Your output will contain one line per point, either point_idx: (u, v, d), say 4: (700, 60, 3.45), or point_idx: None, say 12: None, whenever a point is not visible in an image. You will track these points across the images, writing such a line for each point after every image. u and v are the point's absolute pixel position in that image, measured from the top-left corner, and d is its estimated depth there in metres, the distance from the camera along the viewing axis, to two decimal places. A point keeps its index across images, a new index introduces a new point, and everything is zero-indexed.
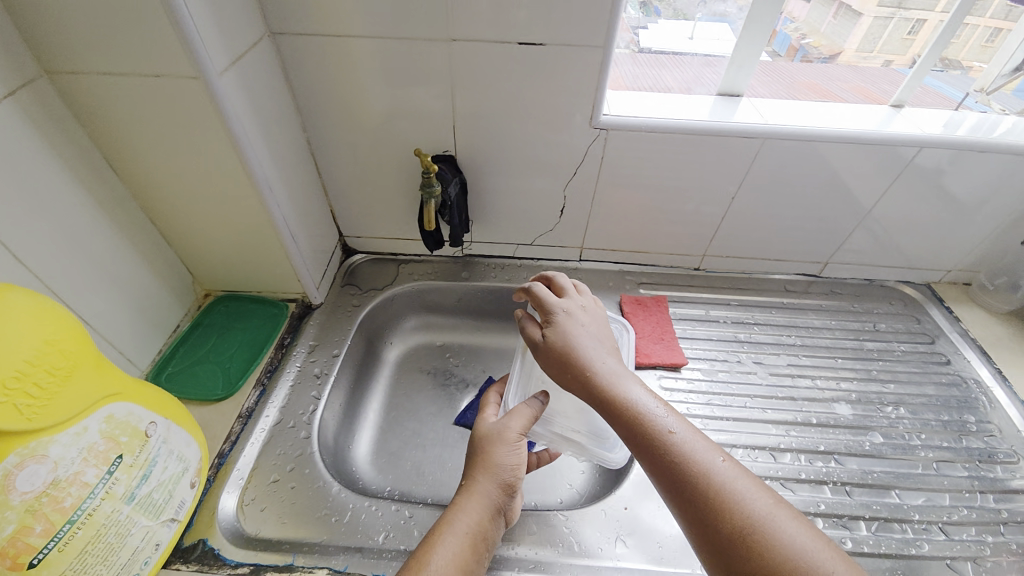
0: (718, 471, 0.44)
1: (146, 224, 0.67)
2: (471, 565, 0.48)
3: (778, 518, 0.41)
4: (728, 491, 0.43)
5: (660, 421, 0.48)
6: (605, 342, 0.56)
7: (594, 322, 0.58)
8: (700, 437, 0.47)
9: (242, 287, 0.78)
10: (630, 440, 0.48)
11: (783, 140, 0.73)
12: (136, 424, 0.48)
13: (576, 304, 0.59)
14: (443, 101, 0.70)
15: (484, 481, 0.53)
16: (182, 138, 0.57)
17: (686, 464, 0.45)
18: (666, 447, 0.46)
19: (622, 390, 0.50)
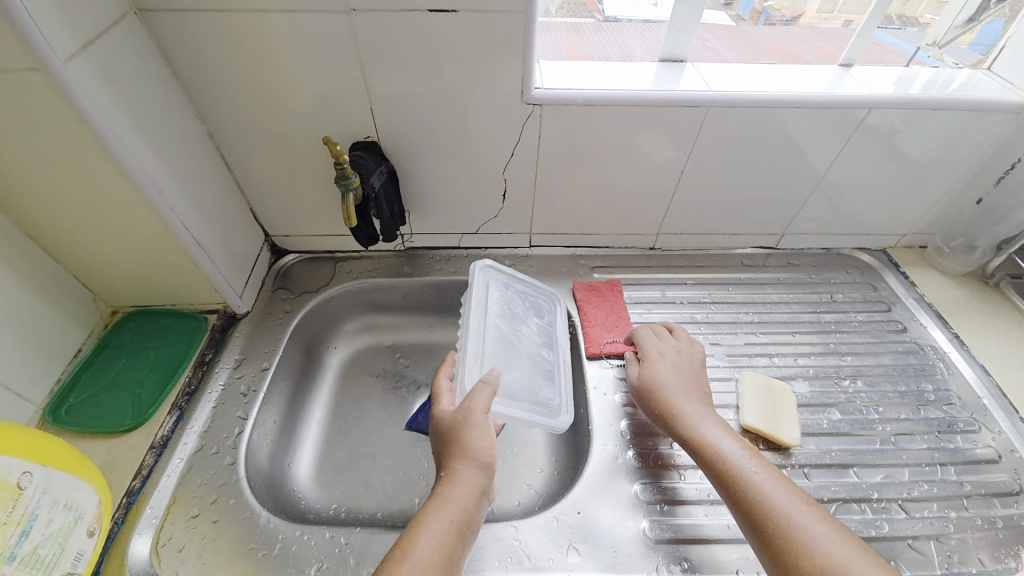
0: (801, 513, 0.47)
1: (22, 241, 0.59)
2: (456, 554, 0.47)
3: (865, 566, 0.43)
4: (814, 536, 0.46)
5: (746, 460, 0.52)
6: (700, 389, 0.62)
7: (687, 369, 0.64)
8: (787, 484, 0.50)
9: (154, 300, 0.71)
10: (712, 475, 0.53)
11: (729, 107, 0.68)
12: (4, 477, 0.43)
13: (673, 345, 0.67)
14: (354, 82, 0.63)
15: (464, 467, 0.51)
16: (38, 141, 0.49)
17: (768, 503, 0.49)
18: (748, 484, 0.50)
19: (710, 429, 0.56)
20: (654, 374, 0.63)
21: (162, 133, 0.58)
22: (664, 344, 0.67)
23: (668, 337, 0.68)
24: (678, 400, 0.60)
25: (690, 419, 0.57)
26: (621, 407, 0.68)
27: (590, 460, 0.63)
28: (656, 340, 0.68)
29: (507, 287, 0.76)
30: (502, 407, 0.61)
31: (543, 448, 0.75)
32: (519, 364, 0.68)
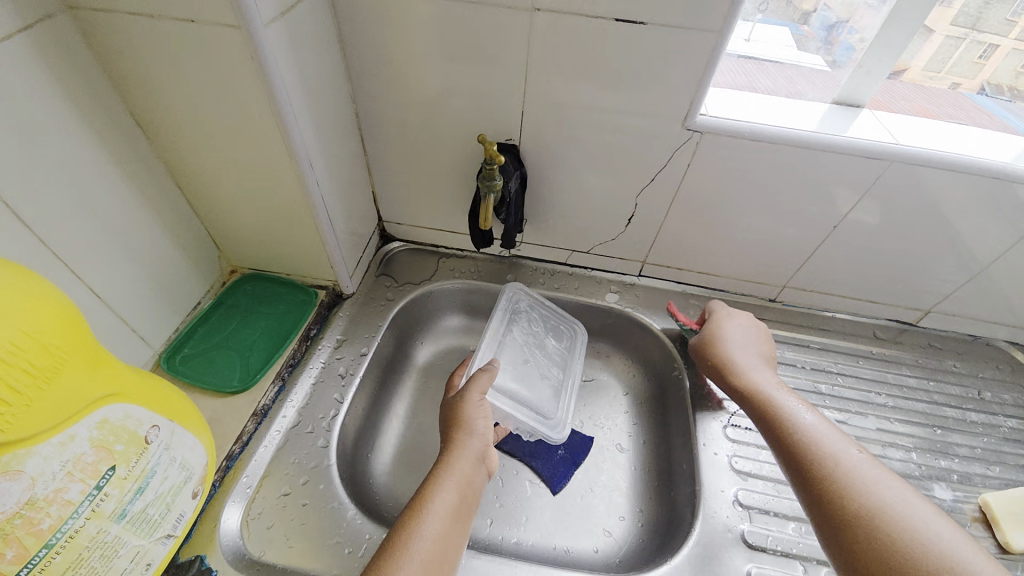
0: (834, 445, 0.51)
1: (173, 191, 0.61)
2: (466, 506, 0.55)
3: (895, 489, 0.46)
4: (847, 463, 0.49)
5: (789, 405, 0.58)
6: (760, 354, 0.68)
7: (751, 337, 0.69)
8: (827, 424, 0.55)
9: (271, 267, 0.72)
10: (763, 422, 0.58)
11: (912, 165, 0.61)
12: (134, 430, 0.40)
13: (737, 317, 0.72)
14: (514, 81, 0.61)
15: (462, 436, 0.61)
16: (221, 99, 0.50)
17: (804, 436, 0.53)
18: (788, 423, 0.55)
19: (759, 382, 0.62)
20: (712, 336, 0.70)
21: (324, 107, 0.58)
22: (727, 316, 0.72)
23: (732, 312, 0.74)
24: (735, 359, 0.66)
25: (743, 373, 0.63)
26: (733, 472, 0.63)
27: (695, 526, 0.59)
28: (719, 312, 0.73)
29: (535, 308, 0.80)
30: (499, 400, 0.69)
31: (626, 494, 0.71)
32: (528, 373, 0.74)
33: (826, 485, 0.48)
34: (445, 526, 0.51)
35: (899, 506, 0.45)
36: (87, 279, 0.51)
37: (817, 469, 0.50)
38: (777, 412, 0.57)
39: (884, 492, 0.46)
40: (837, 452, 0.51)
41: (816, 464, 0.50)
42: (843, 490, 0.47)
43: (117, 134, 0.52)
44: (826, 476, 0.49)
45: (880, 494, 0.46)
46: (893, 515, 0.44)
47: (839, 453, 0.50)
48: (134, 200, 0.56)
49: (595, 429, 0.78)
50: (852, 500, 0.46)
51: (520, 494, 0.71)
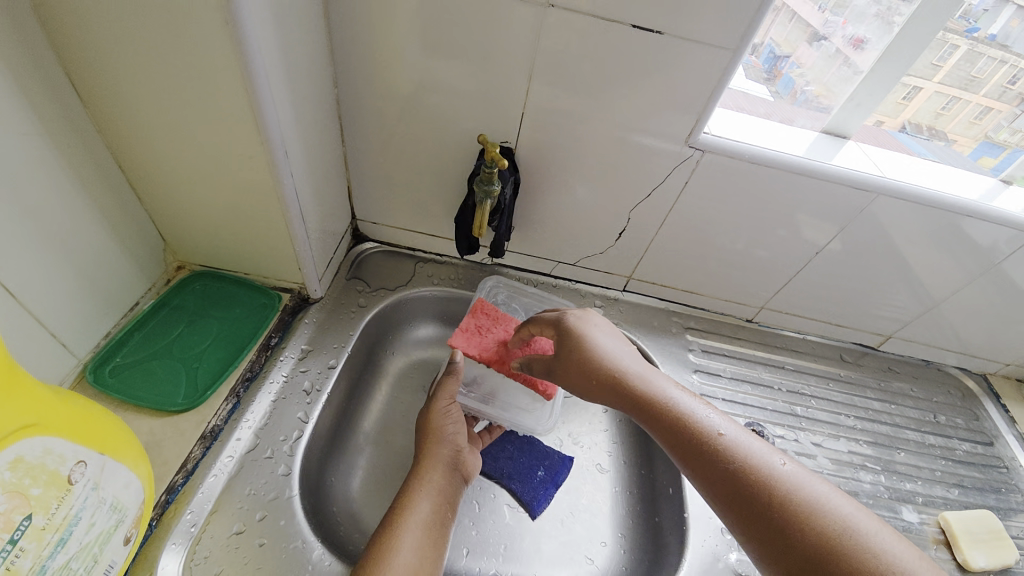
0: (754, 456, 0.46)
1: (111, 169, 0.52)
2: (442, 517, 0.55)
3: (826, 497, 0.43)
4: (777, 479, 0.44)
5: (694, 415, 0.51)
6: (627, 350, 0.59)
7: (616, 337, 0.60)
8: (736, 427, 0.50)
9: (227, 264, 0.63)
10: (676, 450, 0.49)
11: (895, 200, 0.63)
12: (55, 468, 0.34)
13: (586, 312, 0.63)
14: (515, 80, 0.57)
15: (434, 446, 0.61)
16: (182, 70, 0.43)
17: (725, 454, 0.47)
18: (705, 439, 0.48)
19: (656, 390, 0.53)
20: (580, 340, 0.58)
21: (302, 89, 0.51)
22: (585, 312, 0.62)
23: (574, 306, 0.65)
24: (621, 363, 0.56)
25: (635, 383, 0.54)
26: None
27: (686, 558, 0.59)
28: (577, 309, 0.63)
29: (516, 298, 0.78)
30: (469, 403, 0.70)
31: (607, 518, 0.69)
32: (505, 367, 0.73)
33: (774, 517, 0.42)
34: (419, 543, 0.51)
35: (838, 519, 0.41)
36: None
37: (752, 497, 0.44)
38: (687, 427, 0.50)
39: (821, 504, 0.42)
40: (762, 465, 0.46)
41: (748, 490, 0.44)
42: (784, 516, 0.42)
43: (45, 97, 0.44)
44: (761, 505, 0.43)
45: (817, 509, 0.42)
46: (840, 535, 0.40)
47: (766, 467, 0.45)
48: (61, 179, 0.47)
49: (575, 448, 0.75)
50: (795, 531, 0.41)
51: (498, 519, 0.67)
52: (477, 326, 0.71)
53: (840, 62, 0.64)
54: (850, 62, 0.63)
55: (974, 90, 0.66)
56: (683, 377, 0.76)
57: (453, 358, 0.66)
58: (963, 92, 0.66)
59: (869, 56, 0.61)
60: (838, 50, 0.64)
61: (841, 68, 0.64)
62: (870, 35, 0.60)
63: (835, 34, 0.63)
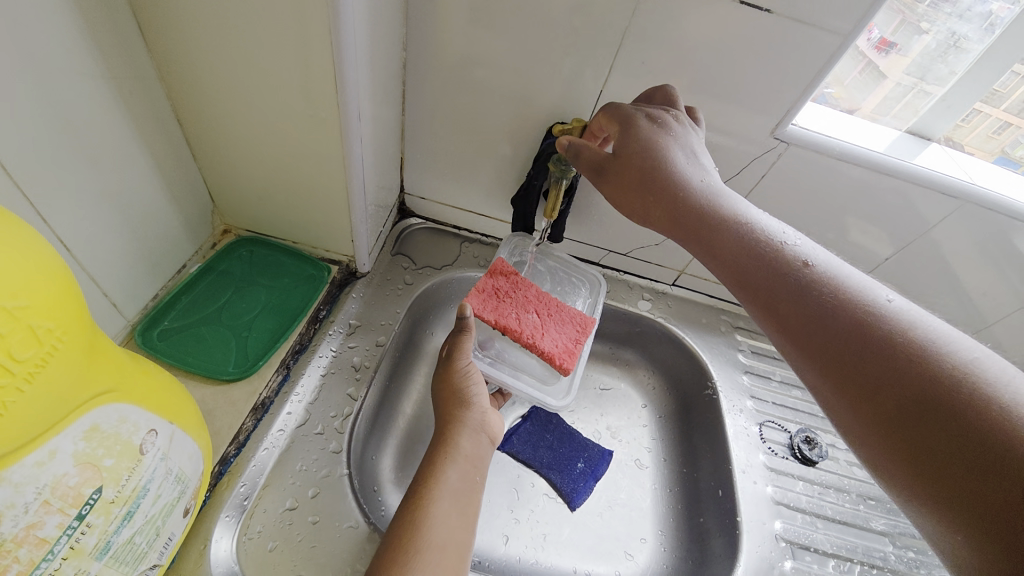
0: (890, 315, 0.36)
1: (170, 122, 0.49)
2: (470, 489, 0.50)
3: (947, 340, 0.34)
4: (894, 332, 0.35)
5: (802, 268, 0.40)
6: (710, 177, 0.47)
7: (689, 138, 0.47)
8: (866, 281, 0.39)
9: (275, 230, 0.61)
10: (748, 278, 0.42)
11: (984, 209, 0.58)
12: (128, 438, 0.32)
13: (663, 117, 0.47)
14: (600, 54, 0.53)
15: (454, 410, 0.55)
16: (261, 16, 0.39)
17: (850, 314, 0.37)
18: (819, 298, 0.38)
19: (752, 233, 0.43)
20: (649, 155, 0.45)
21: (378, 48, 0.48)
22: (663, 118, 0.47)
23: (654, 111, 0.48)
24: (698, 193, 0.45)
25: (721, 221, 0.43)
26: (773, 504, 0.63)
27: (740, 562, 0.58)
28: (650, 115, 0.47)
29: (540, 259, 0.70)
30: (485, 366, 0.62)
31: (647, 514, 0.67)
32: None
33: (868, 359, 0.35)
34: (451, 514, 0.46)
35: (1003, 395, 0.31)
36: (50, 221, 0.40)
37: (881, 369, 0.35)
38: (796, 280, 0.40)
39: (983, 376, 0.32)
40: (901, 326, 0.36)
41: (875, 360, 0.35)
42: (920, 388, 0.33)
43: (112, 36, 0.41)
44: (893, 377, 0.34)
45: (975, 381, 0.32)
46: (959, 381, 0.32)
47: (907, 330, 0.35)
48: (120, 127, 0.44)
49: (614, 441, 0.73)
50: (938, 407, 0.32)
51: (537, 507, 0.66)
52: (494, 288, 0.63)
53: (862, 64, 0.57)
54: (872, 63, 0.57)
55: (995, 104, 0.58)
56: (733, 378, 0.73)
57: (460, 313, 0.59)
58: (982, 105, 0.58)
59: (896, 60, 0.57)
60: (861, 52, 0.56)
61: (864, 69, 0.58)
62: (895, 37, 0.55)
63: (865, 38, 0.54)
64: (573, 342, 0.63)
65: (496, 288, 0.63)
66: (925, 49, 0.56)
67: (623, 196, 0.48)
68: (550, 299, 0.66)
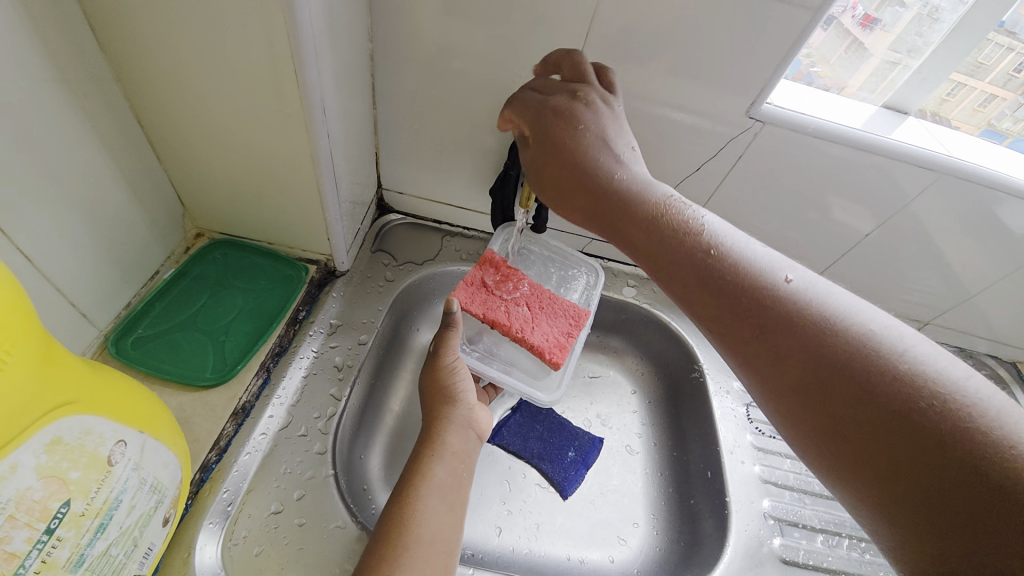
0: (799, 301, 0.36)
1: (130, 126, 0.48)
2: (458, 483, 0.50)
3: (852, 315, 0.34)
4: (804, 311, 0.35)
5: (715, 253, 0.39)
6: (626, 157, 0.44)
7: (604, 115, 0.44)
8: (777, 260, 0.38)
9: (249, 232, 0.60)
10: (668, 268, 0.40)
11: (960, 181, 0.58)
12: (94, 450, 0.31)
13: (573, 96, 0.44)
14: (569, 39, 0.52)
15: (441, 405, 0.55)
16: (214, 11, 0.38)
17: (765, 306, 0.36)
18: (735, 290, 0.37)
19: (668, 219, 0.41)
20: (564, 147, 0.43)
21: (341, 40, 0.47)
22: (576, 97, 0.44)
23: (565, 87, 0.45)
24: (613, 179, 0.42)
25: (638, 212, 0.41)
26: (761, 482, 0.63)
27: (730, 541, 0.58)
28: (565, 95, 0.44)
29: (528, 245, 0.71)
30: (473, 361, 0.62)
31: (639, 499, 0.68)
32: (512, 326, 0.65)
33: (779, 341, 0.35)
34: (439, 508, 0.46)
35: (908, 368, 0.32)
36: (11, 232, 0.39)
37: (793, 351, 0.35)
38: (712, 271, 0.38)
39: (891, 353, 0.32)
40: (814, 311, 0.35)
41: (796, 350, 0.35)
42: (830, 367, 0.33)
43: (62, 39, 0.40)
44: (813, 369, 0.34)
45: (881, 357, 0.32)
46: (863, 357, 0.33)
47: (818, 314, 0.35)
48: (79, 132, 0.43)
49: (604, 429, 0.73)
50: (853, 396, 0.32)
51: (530, 498, 0.66)
52: (483, 280, 0.63)
53: (847, 42, 0.58)
54: (856, 41, 0.58)
55: (981, 77, 0.59)
56: (719, 360, 0.73)
57: (448, 306, 0.57)
58: (968, 78, 0.59)
59: (881, 36, 0.58)
60: (846, 30, 0.57)
61: (849, 47, 0.59)
62: (879, 14, 0.56)
63: (845, 14, 0.55)
64: (565, 336, 0.62)
65: (488, 274, 0.64)
66: (909, 25, 0.56)
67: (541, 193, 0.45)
68: (542, 291, 0.65)
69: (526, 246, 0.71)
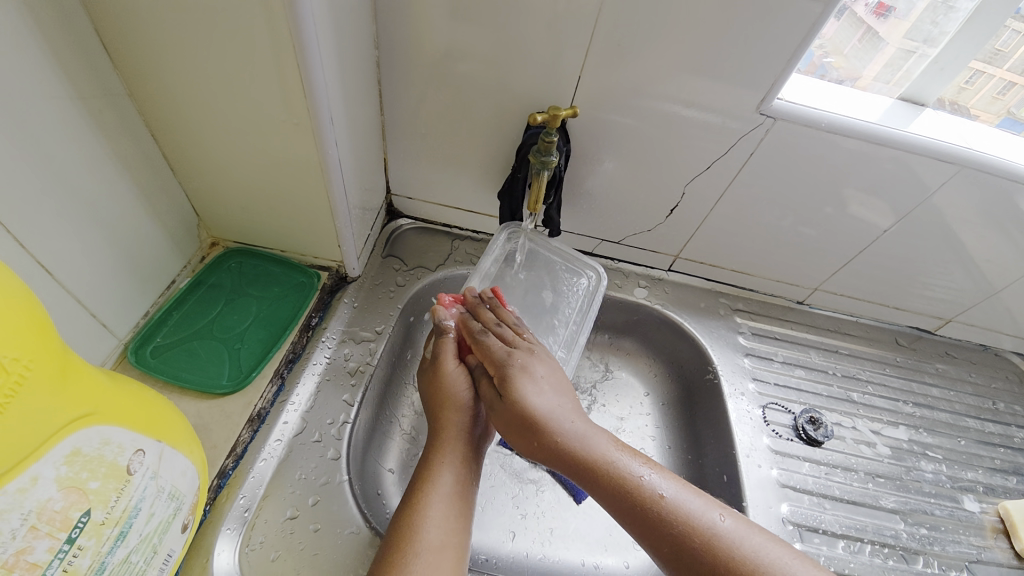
0: (738, 545, 0.41)
1: (144, 140, 0.49)
2: (465, 489, 0.49)
3: (766, 551, 0.41)
4: (730, 552, 0.41)
5: (657, 498, 0.43)
6: (570, 410, 0.50)
7: (554, 378, 0.53)
8: (703, 499, 0.44)
9: (263, 241, 0.61)
10: (620, 515, 0.44)
11: (984, 174, 0.56)
12: (113, 460, 0.32)
13: (529, 356, 0.54)
14: (575, 39, 0.52)
15: (450, 416, 0.53)
16: (222, 27, 0.39)
17: (710, 550, 0.41)
18: (684, 534, 0.42)
19: (612, 468, 0.45)
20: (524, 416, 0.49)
21: (347, 48, 0.47)
22: (529, 354, 0.55)
23: (519, 344, 0.56)
24: (561, 432, 0.48)
25: (585, 465, 0.46)
26: (779, 486, 0.63)
27: None
28: (515, 353, 0.54)
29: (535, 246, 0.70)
30: None
31: None
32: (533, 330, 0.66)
33: None
34: (446, 513, 0.46)
35: None
36: (30, 244, 0.40)
37: None
38: (666, 521, 0.42)
39: None
40: (738, 551, 0.41)
41: None
42: None
43: (79, 57, 0.41)
44: None
45: None
46: None
47: (745, 554, 0.40)
48: (98, 148, 0.44)
49: (617, 432, 0.72)
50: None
51: (543, 502, 0.65)
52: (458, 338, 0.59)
53: (862, 31, 0.56)
54: (871, 30, 0.56)
55: (998, 64, 0.56)
56: (734, 361, 0.72)
57: (437, 314, 0.59)
58: (986, 66, 0.56)
59: (895, 26, 0.56)
60: (859, 19, 0.55)
61: (864, 37, 0.57)
62: (893, 2, 0.54)
63: (860, 3, 0.53)
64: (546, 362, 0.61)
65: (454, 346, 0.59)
66: (925, 12, 0.54)
67: (492, 419, 0.52)
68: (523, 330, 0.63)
69: (537, 251, 0.71)
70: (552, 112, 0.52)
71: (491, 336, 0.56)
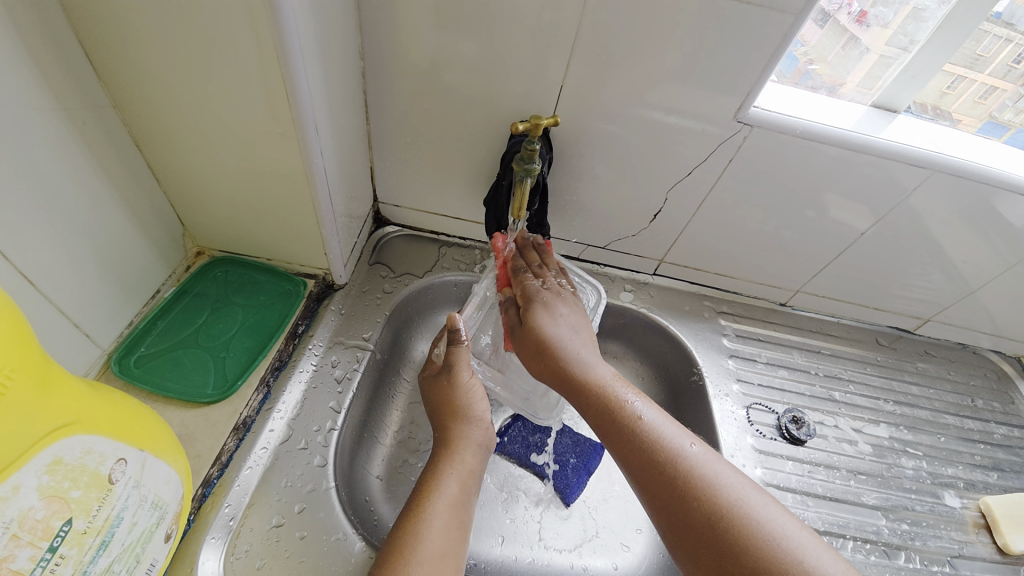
0: (697, 465, 0.45)
1: (129, 151, 0.49)
2: (467, 498, 0.51)
3: (726, 476, 0.44)
4: (689, 469, 0.44)
5: (634, 420, 0.49)
6: (588, 346, 0.57)
7: (575, 319, 0.60)
8: (679, 431, 0.48)
9: (249, 250, 0.61)
10: (602, 429, 0.50)
11: (954, 177, 0.58)
12: (95, 468, 0.32)
13: (555, 295, 0.61)
14: (557, 50, 0.53)
15: (458, 426, 0.55)
16: (206, 39, 0.40)
17: (671, 464, 0.45)
18: (651, 448, 0.47)
19: (604, 390, 0.52)
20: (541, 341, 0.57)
21: (332, 60, 0.48)
22: (557, 296, 0.61)
23: (551, 284, 0.63)
24: (571, 355, 0.56)
25: (581, 381, 0.53)
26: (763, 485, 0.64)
27: None
28: (545, 292, 0.61)
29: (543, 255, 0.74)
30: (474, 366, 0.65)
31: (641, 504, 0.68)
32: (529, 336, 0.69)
33: (668, 494, 0.44)
34: (447, 523, 0.47)
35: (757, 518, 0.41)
36: (14, 256, 0.40)
37: (675, 498, 0.43)
38: (639, 438, 0.47)
39: (755, 513, 0.41)
40: (694, 469, 0.44)
41: (676, 502, 0.43)
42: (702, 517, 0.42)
43: (64, 69, 0.41)
44: (693, 517, 0.42)
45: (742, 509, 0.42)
46: (725, 510, 0.42)
47: (703, 472, 0.44)
48: (82, 158, 0.44)
49: None
50: (723, 545, 0.40)
51: (532, 506, 0.66)
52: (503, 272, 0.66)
53: (845, 39, 0.59)
54: (854, 38, 0.59)
55: (980, 69, 0.59)
56: (718, 363, 0.74)
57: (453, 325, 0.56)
58: (968, 70, 0.59)
59: (879, 33, 0.57)
60: (841, 26, 0.58)
61: (847, 44, 0.59)
62: (876, 10, 0.56)
63: (840, 11, 0.56)
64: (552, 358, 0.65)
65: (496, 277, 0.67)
66: (908, 18, 0.55)
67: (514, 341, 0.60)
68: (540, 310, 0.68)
69: None
70: (534, 120, 0.53)
71: (530, 274, 0.64)
